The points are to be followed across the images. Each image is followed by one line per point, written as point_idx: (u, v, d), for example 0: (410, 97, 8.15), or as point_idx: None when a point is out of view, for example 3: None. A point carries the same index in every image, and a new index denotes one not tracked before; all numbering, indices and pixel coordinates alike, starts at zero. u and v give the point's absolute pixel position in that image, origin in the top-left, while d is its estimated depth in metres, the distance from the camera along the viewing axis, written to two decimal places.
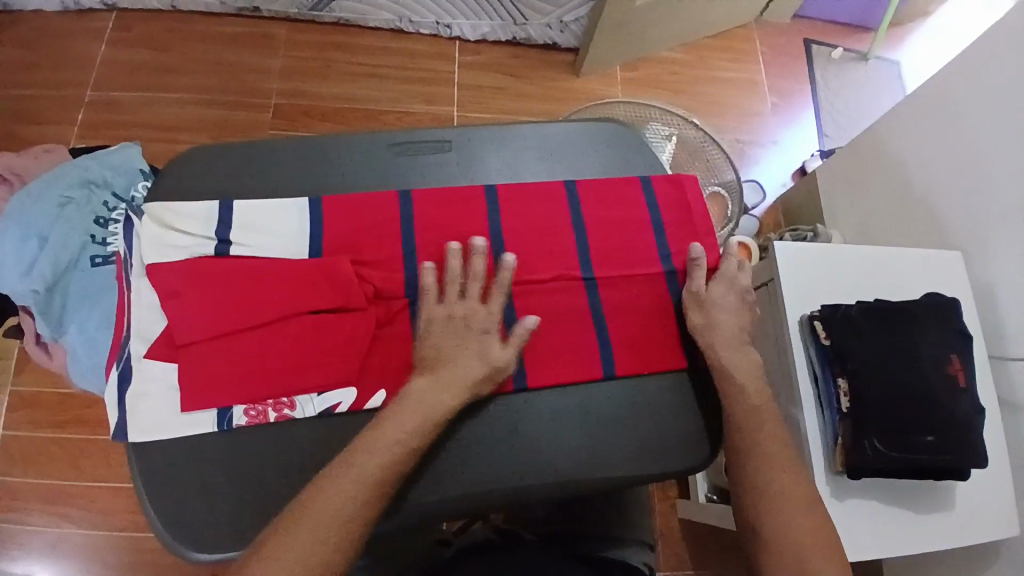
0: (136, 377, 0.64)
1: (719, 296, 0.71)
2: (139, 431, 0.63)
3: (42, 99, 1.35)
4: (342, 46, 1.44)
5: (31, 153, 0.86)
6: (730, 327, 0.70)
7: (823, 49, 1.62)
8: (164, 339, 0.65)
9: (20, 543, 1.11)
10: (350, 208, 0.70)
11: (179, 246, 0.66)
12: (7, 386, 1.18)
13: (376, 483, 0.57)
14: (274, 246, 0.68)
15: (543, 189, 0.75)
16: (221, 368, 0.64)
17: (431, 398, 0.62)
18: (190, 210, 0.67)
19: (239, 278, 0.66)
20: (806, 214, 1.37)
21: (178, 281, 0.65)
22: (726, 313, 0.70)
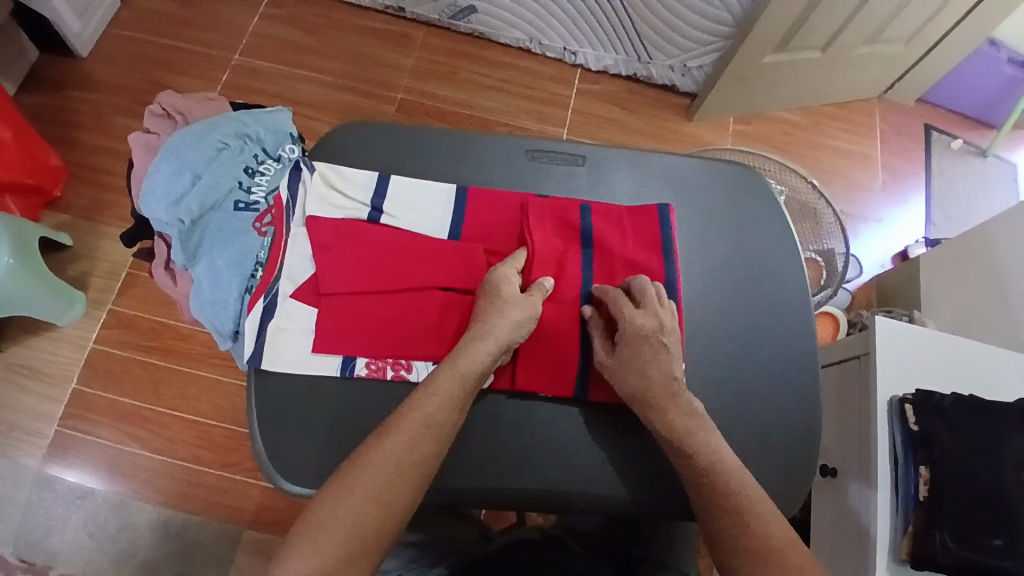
0: (279, 312, 0.68)
1: (639, 349, 0.66)
2: (273, 362, 0.66)
3: (193, 54, 1.47)
4: (471, 56, 1.51)
5: (195, 98, 0.94)
6: (656, 379, 0.65)
7: (944, 137, 1.58)
8: (309, 284, 0.69)
9: (88, 452, 1.19)
10: (486, 199, 0.73)
11: (339, 207, 0.72)
12: (109, 305, 1.27)
13: (399, 468, 0.56)
14: (415, 222, 0.72)
15: (641, 210, 0.75)
16: (350, 324, 0.67)
17: (463, 373, 0.62)
18: (354, 175, 0.73)
19: (378, 245, 0.69)
20: (901, 298, 1.34)
21: (329, 235, 0.69)
22: (648, 353, 0.66)
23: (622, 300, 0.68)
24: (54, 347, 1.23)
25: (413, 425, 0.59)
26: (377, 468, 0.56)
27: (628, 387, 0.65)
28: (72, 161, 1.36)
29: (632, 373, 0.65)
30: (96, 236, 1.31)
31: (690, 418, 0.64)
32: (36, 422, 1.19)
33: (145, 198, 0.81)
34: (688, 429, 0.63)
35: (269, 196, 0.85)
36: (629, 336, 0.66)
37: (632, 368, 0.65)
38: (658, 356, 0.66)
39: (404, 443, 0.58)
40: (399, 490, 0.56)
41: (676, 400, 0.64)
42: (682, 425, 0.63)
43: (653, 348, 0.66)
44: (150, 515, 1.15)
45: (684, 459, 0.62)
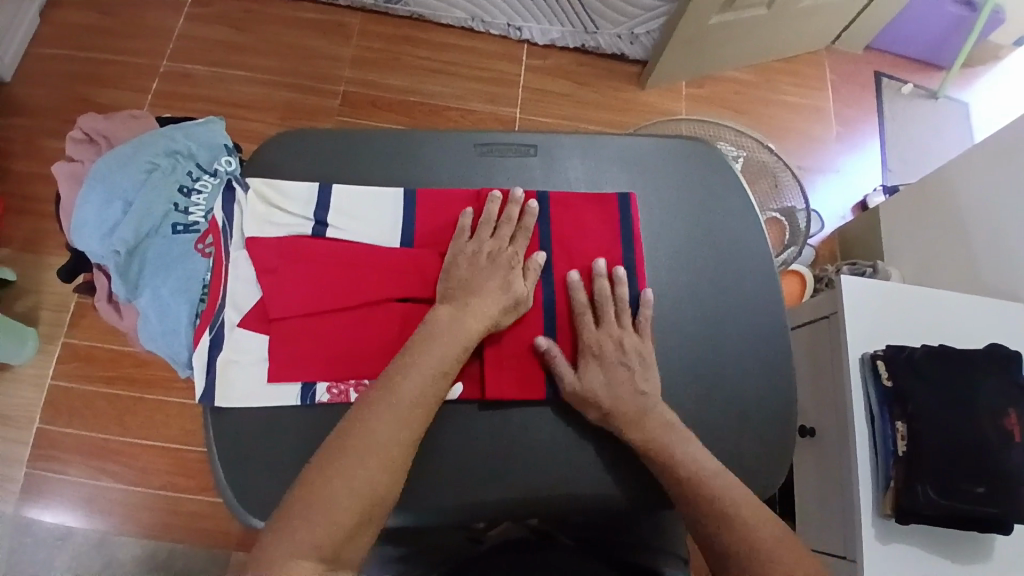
0: (228, 345, 0.65)
1: (605, 366, 0.66)
2: (229, 398, 0.64)
3: (119, 64, 1.38)
4: (413, 41, 1.46)
5: (119, 117, 0.89)
6: (624, 396, 0.65)
7: (893, 83, 1.59)
8: (258, 312, 0.66)
9: (58, 494, 1.14)
10: (439, 201, 0.70)
11: (280, 225, 0.68)
12: (61, 339, 1.21)
13: (394, 446, 0.57)
14: (363, 232, 0.69)
15: (598, 197, 0.72)
16: (306, 348, 0.65)
17: (430, 371, 0.60)
18: (293, 189, 0.69)
19: (327, 262, 0.66)
20: (864, 249, 1.35)
21: (275, 257, 0.66)
22: (613, 373, 0.66)
23: (585, 314, 0.68)
24: (9, 389, 1.17)
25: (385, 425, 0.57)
26: (372, 444, 0.56)
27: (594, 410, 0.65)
28: (3, 190, 1.28)
29: (601, 388, 0.65)
30: (39, 268, 1.24)
31: (664, 429, 0.64)
32: (1, 469, 1.14)
33: (77, 230, 0.78)
34: (666, 444, 0.63)
35: (209, 215, 0.81)
36: (593, 360, 0.67)
37: (601, 386, 0.65)
38: (623, 371, 0.66)
39: (378, 444, 0.56)
40: (384, 493, 0.55)
41: (648, 416, 0.64)
42: (656, 435, 0.64)
43: (619, 368, 0.66)
44: (133, 550, 1.12)
45: (665, 474, 0.63)
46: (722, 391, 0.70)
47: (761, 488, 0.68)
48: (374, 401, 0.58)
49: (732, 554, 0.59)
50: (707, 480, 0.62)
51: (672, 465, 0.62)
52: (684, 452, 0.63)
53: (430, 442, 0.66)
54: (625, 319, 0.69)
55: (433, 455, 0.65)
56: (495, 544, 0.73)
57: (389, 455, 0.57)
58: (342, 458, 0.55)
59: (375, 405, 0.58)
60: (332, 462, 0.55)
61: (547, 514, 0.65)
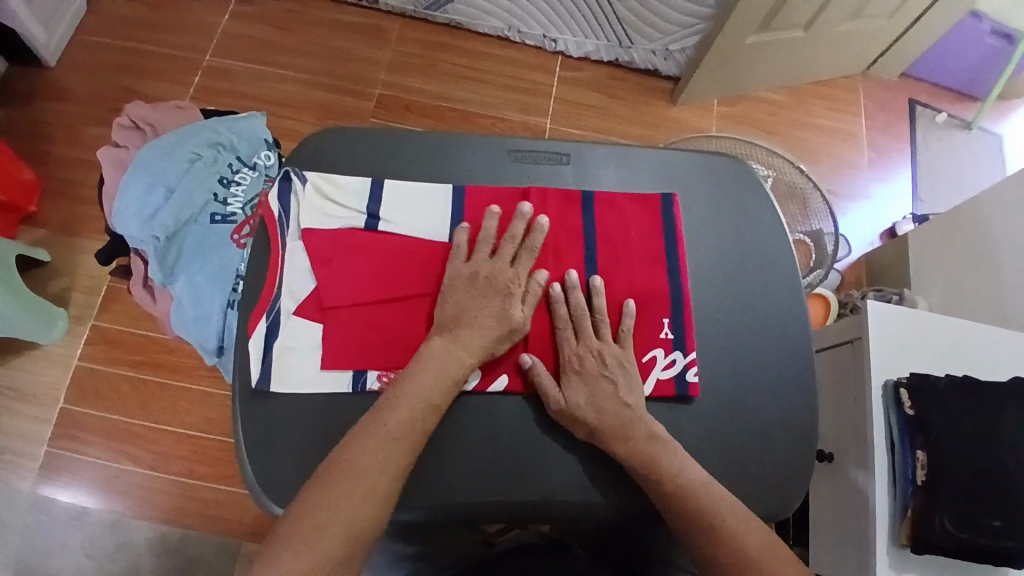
0: (284, 331, 0.66)
1: (588, 381, 0.66)
2: (283, 384, 0.64)
3: (163, 57, 1.42)
4: (449, 47, 1.48)
5: (164, 108, 0.92)
6: (611, 411, 0.65)
7: (928, 111, 1.58)
8: (311, 300, 0.67)
9: (78, 472, 1.16)
10: (487, 199, 0.72)
11: (336, 217, 0.69)
12: (91, 321, 1.24)
13: (384, 472, 0.59)
14: (416, 227, 0.70)
15: (641, 199, 0.74)
16: (360, 335, 0.66)
17: (423, 397, 0.62)
18: (347, 183, 0.71)
19: (376, 252, 0.68)
20: (891, 276, 1.34)
21: (326, 247, 0.68)
22: (596, 388, 0.66)
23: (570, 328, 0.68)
24: (39, 367, 1.20)
25: (377, 447, 0.59)
26: (362, 470, 0.58)
27: (583, 428, 0.65)
28: (45, 174, 1.32)
29: (588, 404, 0.65)
30: (74, 251, 1.28)
31: (652, 444, 0.64)
32: (25, 444, 1.17)
33: (118, 215, 0.81)
34: (652, 457, 0.63)
35: (246, 206, 0.85)
36: (574, 375, 0.66)
37: (586, 401, 0.65)
38: (605, 384, 0.66)
39: (367, 467, 0.58)
40: (373, 517, 0.57)
41: (635, 429, 0.64)
42: (645, 451, 0.63)
43: (601, 382, 0.66)
44: (148, 532, 1.14)
45: (652, 491, 0.62)
46: (744, 408, 0.69)
47: (778, 509, 0.68)
48: (366, 426, 0.60)
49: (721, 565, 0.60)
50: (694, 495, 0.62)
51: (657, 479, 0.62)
52: (673, 466, 0.63)
53: (451, 440, 0.66)
54: (600, 329, 0.68)
55: (454, 453, 0.65)
56: (508, 547, 0.74)
57: (380, 481, 0.58)
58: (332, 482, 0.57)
59: (367, 429, 0.60)
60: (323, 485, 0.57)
61: (562, 518, 0.65)
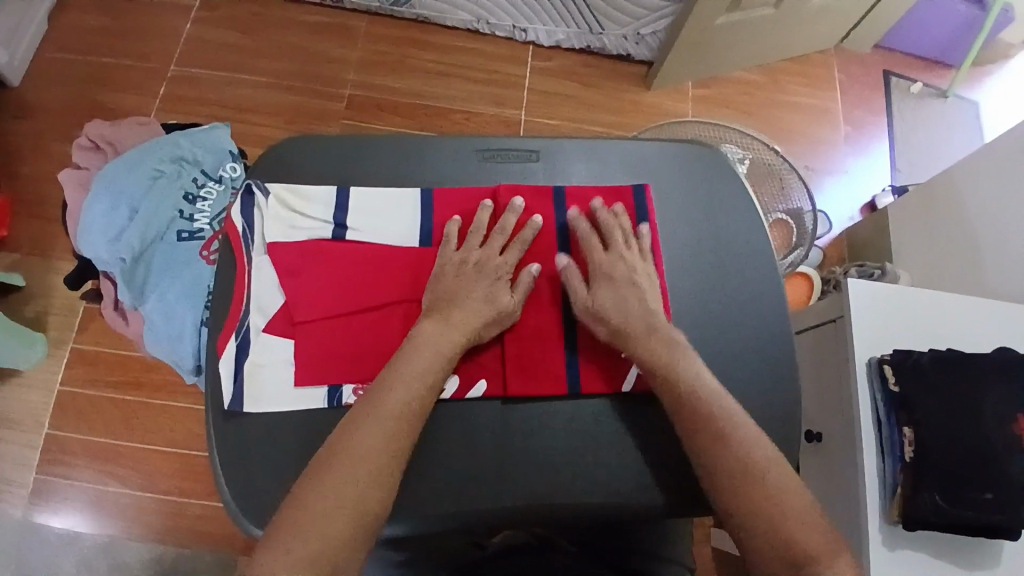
0: (254, 349, 0.65)
1: (616, 285, 0.68)
2: (255, 403, 0.63)
3: (126, 68, 1.39)
4: (418, 43, 1.45)
5: (126, 124, 0.90)
6: (634, 313, 0.67)
7: (902, 82, 1.57)
8: (281, 315, 0.66)
9: (65, 497, 1.15)
10: (455, 202, 0.71)
11: (303, 228, 0.68)
12: (70, 343, 1.22)
13: (382, 457, 0.57)
14: (385, 234, 0.69)
15: (609, 194, 0.74)
16: (332, 348, 0.65)
17: (413, 384, 0.61)
18: (311, 193, 0.69)
19: (345, 263, 0.67)
20: (872, 250, 1.34)
21: (293, 259, 0.67)
22: (624, 294, 0.68)
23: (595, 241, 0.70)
24: (19, 393, 1.18)
25: (362, 457, 0.57)
26: (359, 456, 0.57)
27: (605, 325, 0.67)
28: (12, 195, 1.29)
29: (612, 304, 0.67)
30: (47, 272, 1.26)
31: (670, 347, 0.65)
32: (10, 471, 1.15)
33: (83, 236, 0.80)
34: (671, 357, 0.64)
35: (213, 221, 0.83)
36: (603, 281, 0.68)
37: (610, 304, 0.67)
38: (633, 289, 0.68)
39: (353, 477, 0.56)
40: (375, 501, 0.56)
41: (656, 330, 0.66)
42: (663, 352, 0.65)
43: (626, 288, 0.68)
44: (141, 552, 1.13)
45: (668, 391, 0.63)
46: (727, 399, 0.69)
47: None
48: (359, 412, 0.59)
49: (742, 496, 0.57)
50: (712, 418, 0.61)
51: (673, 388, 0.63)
52: (693, 373, 0.64)
53: (432, 448, 0.65)
54: (632, 244, 0.71)
55: (436, 462, 0.64)
56: (498, 549, 0.74)
57: (375, 468, 0.57)
58: (328, 470, 0.56)
59: (352, 437, 0.58)
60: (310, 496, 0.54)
61: (550, 522, 0.65)
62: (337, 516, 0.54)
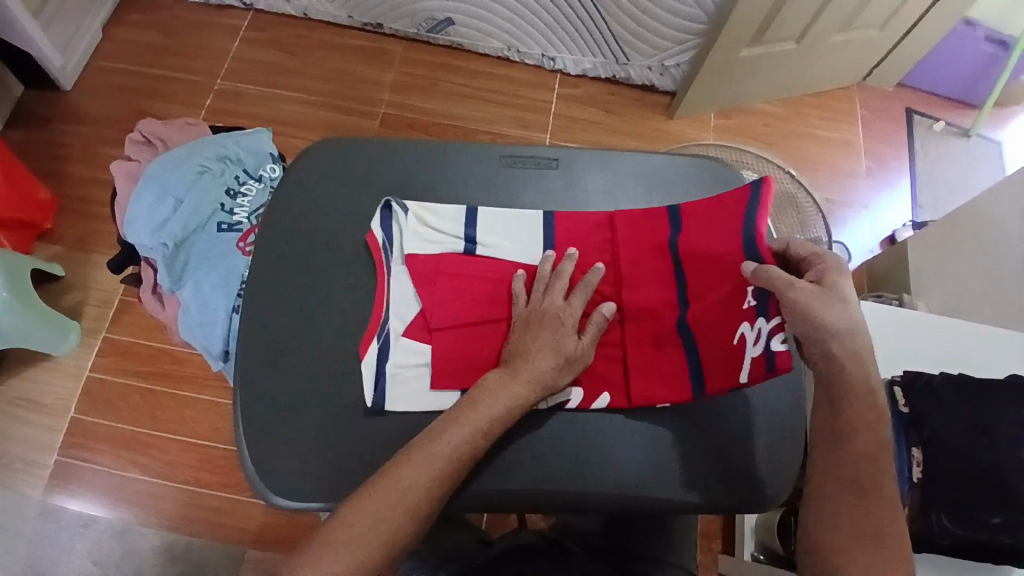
0: (395, 353, 0.68)
1: (832, 302, 0.60)
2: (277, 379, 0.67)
3: (176, 81, 1.48)
4: (452, 68, 1.53)
5: (176, 124, 0.97)
6: (836, 336, 0.59)
7: (925, 120, 1.59)
8: (419, 321, 0.69)
9: (85, 481, 1.19)
10: (573, 221, 0.74)
11: (435, 242, 0.72)
12: (103, 333, 1.27)
13: (463, 454, 0.59)
14: (512, 250, 0.72)
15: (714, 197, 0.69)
16: (467, 355, 0.68)
17: (506, 398, 0.62)
18: (341, 189, 0.74)
19: (480, 277, 0.71)
20: (892, 282, 1.34)
21: (430, 269, 0.70)
22: (840, 318, 0.59)
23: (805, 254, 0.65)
24: (52, 378, 1.24)
25: (446, 449, 0.59)
26: (440, 450, 0.59)
27: (799, 327, 0.60)
28: (62, 192, 1.38)
29: (816, 303, 0.59)
30: (88, 265, 1.32)
31: (867, 389, 0.60)
32: (36, 453, 1.20)
33: (130, 224, 0.86)
34: (854, 405, 0.60)
35: (252, 215, 0.89)
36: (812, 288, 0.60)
37: (811, 314, 0.59)
38: (848, 314, 0.60)
39: (436, 464, 0.58)
40: (430, 494, 0.58)
41: (858, 367, 0.60)
42: (859, 392, 0.60)
43: (839, 304, 0.60)
44: (153, 539, 1.16)
45: (834, 427, 0.60)
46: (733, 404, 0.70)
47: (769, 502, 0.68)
48: (457, 411, 0.61)
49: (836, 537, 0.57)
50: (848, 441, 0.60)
51: (864, 403, 0.60)
52: (873, 426, 0.60)
53: None
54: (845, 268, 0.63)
55: None
56: (508, 547, 0.76)
57: (452, 464, 0.59)
58: (416, 454, 0.59)
59: (445, 427, 0.60)
60: (394, 474, 0.58)
61: (553, 510, 0.67)
62: (416, 498, 0.57)
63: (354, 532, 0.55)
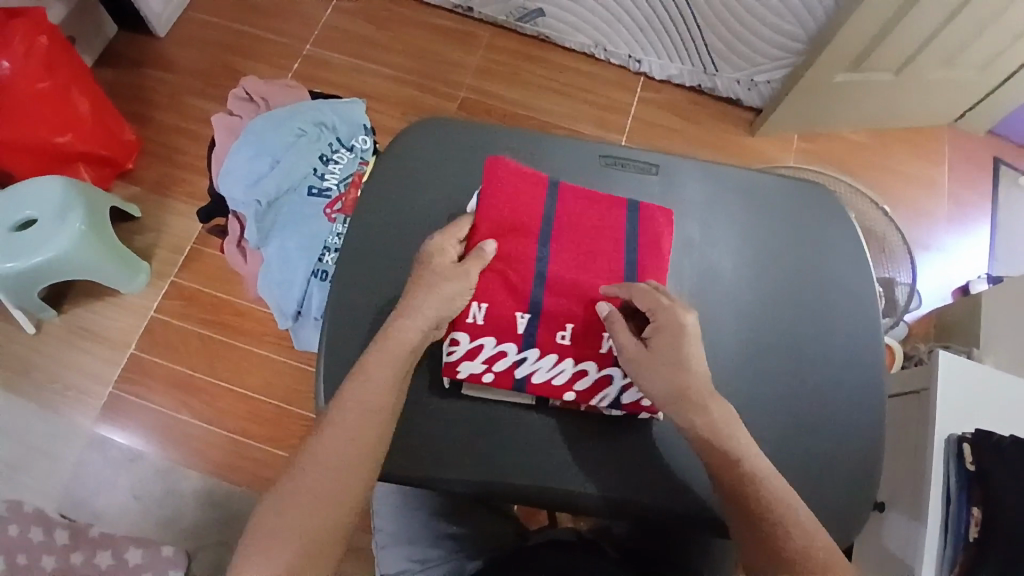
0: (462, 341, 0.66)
1: (673, 348, 0.63)
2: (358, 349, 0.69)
3: (267, 40, 1.51)
4: (536, 59, 1.52)
5: (277, 85, 1.10)
6: (696, 382, 0.62)
7: (1012, 171, 1.53)
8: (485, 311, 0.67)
9: (136, 416, 1.23)
10: (574, 199, 0.71)
11: None
12: (171, 277, 1.31)
13: (372, 414, 0.60)
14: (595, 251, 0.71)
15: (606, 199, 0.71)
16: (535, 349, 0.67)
17: (397, 357, 0.62)
18: (440, 172, 0.75)
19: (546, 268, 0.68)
20: (958, 333, 1.29)
21: (508, 211, 0.68)
22: (685, 366, 0.63)
23: (653, 297, 0.65)
24: (117, 313, 1.28)
25: (354, 409, 0.60)
26: (351, 417, 0.60)
27: (662, 385, 0.63)
28: (146, 135, 1.41)
29: (677, 370, 0.62)
30: (163, 210, 1.36)
31: (727, 422, 0.62)
32: (94, 384, 1.24)
33: (230, 175, 0.99)
34: (721, 436, 0.61)
35: (340, 183, 1.03)
36: (663, 335, 0.63)
37: (667, 363, 0.63)
38: (691, 351, 0.63)
39: (349, 427, 0.60)
40: (358, 454, 0.59)
41: (711, 404, 0.62)
42: (721, 428, 0.61)
43: (684, 350, 0.63)
44: (194, 482, 1.19)
45: (717, 465, 0.61)
46: (809, 436, 0.69)
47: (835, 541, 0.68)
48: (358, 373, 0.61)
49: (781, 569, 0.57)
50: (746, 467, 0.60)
51: (720, 433, 0.61)
52: (738, 449, 0.61)
53: (516, 419, 0.67)
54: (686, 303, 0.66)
55: (520, 434, 0.67)
56: (541, 541, 0.76)
57: (371, 423, 0.60)
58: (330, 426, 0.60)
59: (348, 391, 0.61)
60: (307, 453, 0.59)
61: (619, 515, 0.66)
62: (343, 462, 0.59)
63: (303, 511, 0.57)
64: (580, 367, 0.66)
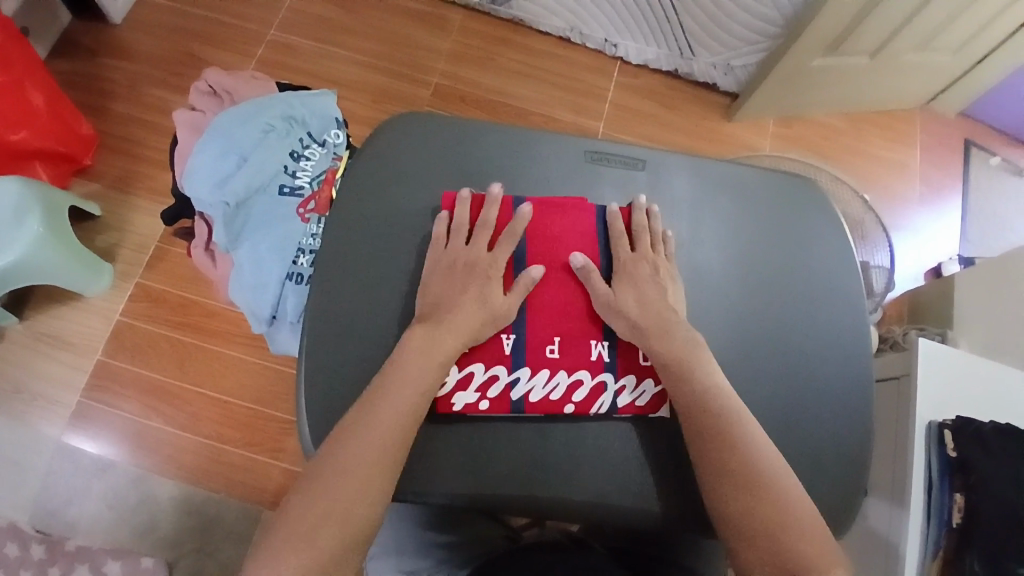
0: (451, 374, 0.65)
1: (637, 282, 0.67)
2: (339, 357, 0.66)
3: (228, 26, 1.44)
4: (510, 44, 1.48)
5: (240, 77, 1.05)
6: (657, 309, 0.66)
7: (982, 152, 1.55)
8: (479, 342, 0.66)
9: (105, 424, 1.18)
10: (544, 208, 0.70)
11: None
12: (136, 278, 1.26)
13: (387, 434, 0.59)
14: None
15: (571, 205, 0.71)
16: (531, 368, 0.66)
17: (414, 380, 0.61)
18: (419, 172, 0.72)
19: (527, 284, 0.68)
20: (930, 315, 1.31)
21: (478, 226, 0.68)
22: (647, 295, 0.67)
23: (619, 239, 0.69)
24: (81, 317, 1.23)
25: (369, 425, 0.59)
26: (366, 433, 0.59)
27: (629, 315, 0.66)
28: (103, 130, 1.34)
29: (632, 301, 0.66)
30: (125, 207, 1.30)
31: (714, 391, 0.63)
32: (58, 391, 1.19)
33: (194, 175, 0.95)
34: (713, 408, 0.62)
35: (313, 180, 0.99)
36: (624, 277, 0.68)
37: (632, 297, 0.67)
38: (655, 287, 0.67)
39: (364, 448, 0.58)
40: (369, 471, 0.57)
41: (697, 375, 0.63)
42: (708, 401, 0.62)
43: (650, 283, 0.68)
44: (171, 490, 1.16)
45: (704, 433, 0.61)
46: (798, 433, 0.69)
47: None
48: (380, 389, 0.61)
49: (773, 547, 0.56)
50: (739, 442, 0.60)
51: (704, 403, 0.62)
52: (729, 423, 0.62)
53: (504, 430, 0.65)
54: (661, 247, 0.70)
55: (508, 444, 0.65)
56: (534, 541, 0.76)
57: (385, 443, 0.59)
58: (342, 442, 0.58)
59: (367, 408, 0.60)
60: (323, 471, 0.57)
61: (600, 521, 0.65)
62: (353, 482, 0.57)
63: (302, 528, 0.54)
64: (575, 378, 0.66)
